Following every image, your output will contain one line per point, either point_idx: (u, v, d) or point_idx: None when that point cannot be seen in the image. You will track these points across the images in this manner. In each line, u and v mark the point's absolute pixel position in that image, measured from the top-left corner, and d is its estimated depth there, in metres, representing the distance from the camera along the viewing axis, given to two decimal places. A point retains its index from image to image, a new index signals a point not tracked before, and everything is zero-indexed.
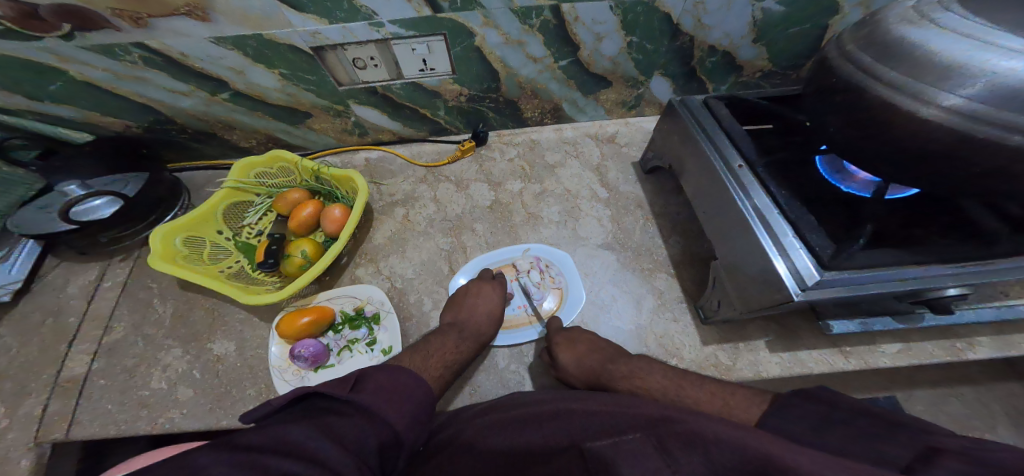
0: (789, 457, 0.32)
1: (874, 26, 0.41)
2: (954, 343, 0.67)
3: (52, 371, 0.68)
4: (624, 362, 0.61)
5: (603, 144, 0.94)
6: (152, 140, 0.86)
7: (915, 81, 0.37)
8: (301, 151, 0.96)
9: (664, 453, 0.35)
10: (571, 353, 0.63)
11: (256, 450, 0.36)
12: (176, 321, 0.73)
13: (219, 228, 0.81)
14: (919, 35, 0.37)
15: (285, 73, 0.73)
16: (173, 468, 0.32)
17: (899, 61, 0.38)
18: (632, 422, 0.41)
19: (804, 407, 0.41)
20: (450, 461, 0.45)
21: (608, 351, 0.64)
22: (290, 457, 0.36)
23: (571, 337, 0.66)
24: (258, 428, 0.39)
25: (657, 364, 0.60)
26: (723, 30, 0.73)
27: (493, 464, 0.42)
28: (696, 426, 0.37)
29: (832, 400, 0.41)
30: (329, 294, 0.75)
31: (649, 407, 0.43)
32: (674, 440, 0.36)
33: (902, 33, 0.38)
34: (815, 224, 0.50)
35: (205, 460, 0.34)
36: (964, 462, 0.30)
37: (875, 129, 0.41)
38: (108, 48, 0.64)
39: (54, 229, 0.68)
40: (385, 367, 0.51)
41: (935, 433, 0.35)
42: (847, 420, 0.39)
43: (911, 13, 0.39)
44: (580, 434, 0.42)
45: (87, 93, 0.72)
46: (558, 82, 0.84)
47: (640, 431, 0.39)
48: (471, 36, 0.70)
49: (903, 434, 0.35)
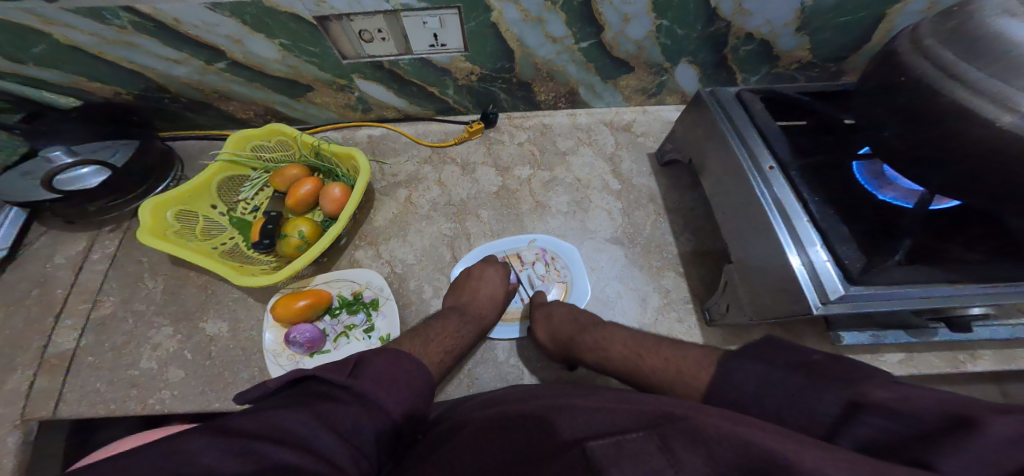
0: (796, 455, 0.28)
1: (963, 17, 0.36)
2: (957, 355, 0.65)
3: (38, 345, 0.66)
4: (590, 332, 0.60)
5: (618, 132, 0.90)
6: (144, 108, 0.82)
7: (1006, 85, 0.33)
8: (302, 125, 0.91)
9: (666, 451, 0.32)
10: (546, 328, 0.65)
11: (249, 436, 0.33)
12: (167, 298, 0.71)
13: (213, 203, 0.78)
14: (1021, 31, 0.32)
15: (287, 44, 0.68)
16: (160, 454, 0.30)
17: (992, 61, 0.34)
18: (636, 420, 0.37)
19: (747, 369, 0.40)
20: (443, 450, 0.42)
21: (580, 319, 0.63)
22: (282, 445, 0.34)
23: (547, 312, 0.67)
24: (252, 413, 0.37)
25: (621, 330, 0.59)
26: (765, 17, 0.68)
27: (493, 450, 0.39)
28: (701, 423, 0.34)
29: (770, 359, 0.39)
30: (326, 277, 0.72)
31: (650, 403, 0.39)
32: (677, 437, 0.33)
33: (999, 29, 0.34)
34: (846, 234, 0.47)
35: (196, 445, 0.31)
36: (882, 417, 0.29)
37: (939, 138, 0.38)
38: (95, 11, 0.59)
39: (38, 197, 0.65)
40: (384, 352, 0.49)
41: (861, 381, 0.33)
42: (783, 378, 0.37)
43: (1012, 3, 0.34)
44: (583, 429, 0.38)
45: (74, 57, 0.67)
46: (577, 64, 0.79)
47: (642, 430, 0.35)
48: (488, 11, 0.65)
49: (830, 386, 0.33)
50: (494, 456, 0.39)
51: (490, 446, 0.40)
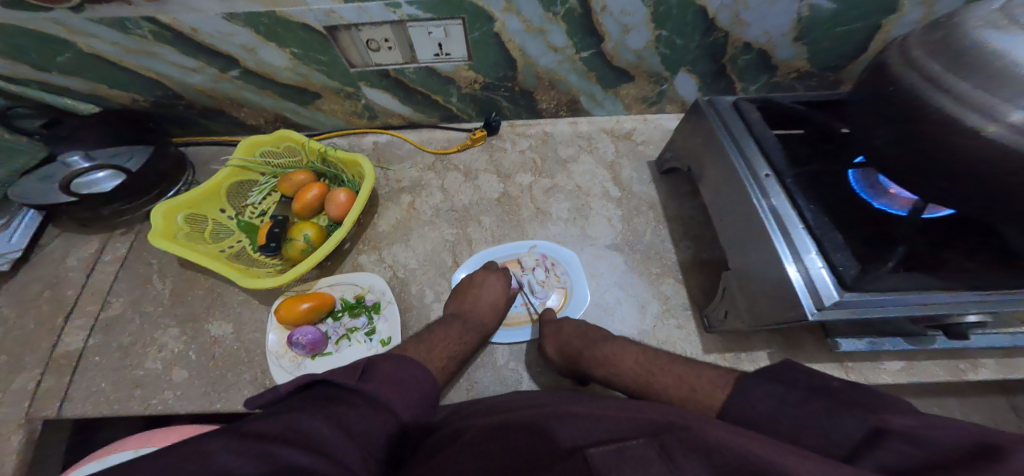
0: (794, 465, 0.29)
1: (949, 28, 0.38)
2: (957, 364, 0.65)
3: (48, 345, 0.67)
4: (599, 347, 0.61)
5: (619, 141, 0.91)
6: (158, 114, 0.84)
7: (989, 95, 0.34)
8: (310, 131, 0.93)
9: (666, 459, 0.33)
10: (555, 341, 0.64)
11: (264, 439, 0.34)
12: (174, 300, 0.72)
13: (222, 207, 0.80)
14: (1003, 42, 0.34)
15: (297, 53, 0.70)
16: (181, 455, 0.31)
17: (975, 71, 0.35)
18: (638, 427, 0.38)
19: (765, 389, 0.40)
20: (444, 453, 0.42)
21: (589, 335, 0.63)
22: (296, 447, 0.34)
23: (555, 328, 0.66)
24: (268, 416, 0.38)
25: (630, 346, 0.60)
26: (762, 28, 0.70)
27: (498, 455, 0.40)
28: (701, 432, 0.34)
29: (790, 382, 0.39)
30: (330, 280, 0.73)
31: (651, 412, 0.40)
32: (677, 445, 0.34)
33: (982, 39, 0.35)
34: (841, 242, 0.48)
35: (214, 446, 0.32)
36: (905, 442, 0.29)
37: (928, 146, 0.39)
38: (118, 21, 0.62)
39: (55, 200, 0.67)
40: (392, 357, 0.50)
41: (884, 412, 0.32)
42: (801, 401, 0.37)
43: (995, 16, 0.36)
44: (586, 436, 0.39)
45: (95, 65, 0.70)
46: (578, 74, 0.80)
47: (643, 437, 0.36)
48: (491, 21, 0.67)
49: (854, 411, 0.33)
50: (498, 459, 0.39)
51: (494, 454, 0.40)
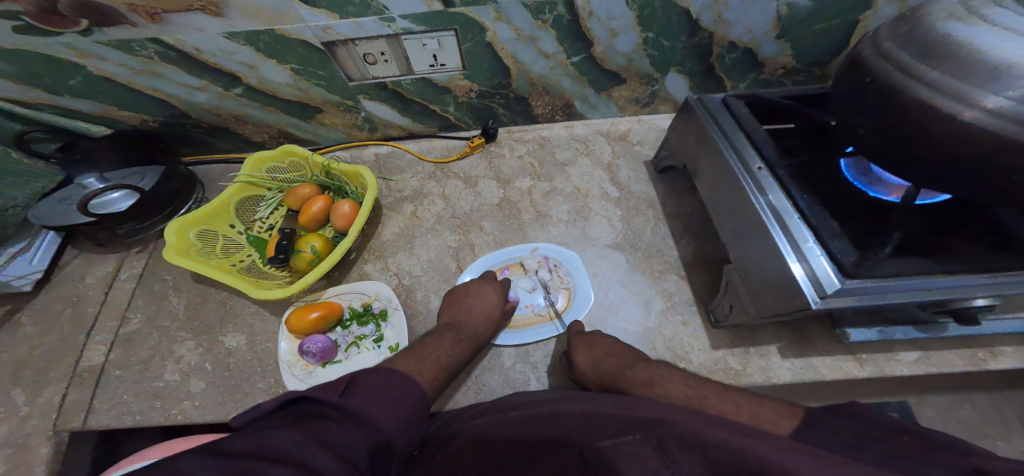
0: (789, 461, 0.31)
1: (915, 22, 0.40)
2: (975, 352, 0.65)
3: (70, 360, 0.70)
4: (642, 368, 0.56)
5: (615, 142, 0.92)
6: (167, 134, 0.87)
7: (960, 82, 0.36)
8: (312, 145, 0.96)
9: (663, 453, 0.34)
10: (588, 357, 0.59)
11: (243, 457, 0.35)
12: (189, 313, 0.74)
13: (231, 223, 0.82)
14: (964, 32, 0.37)
15: (297, 69, 0.73)
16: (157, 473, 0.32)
17: (943, 61, 0.37)
18: (632, 421, 0.39)
19: (841, 424, 0.40)
20: (438, 460, 0.42)
21: (627, 358, 0.59)
22: (274, 463, 0.35)
23: (589, 340, 0.62)
24: (244, 434, 0.38)
25: (677, 372, 0.55)
26: (744, 26, 0.71)
27: (501, 458, 0.40)
28: (696, 427, 0.36)
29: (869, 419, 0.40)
30: (338, 290, 0.75)
31: (641, 408, 0.41)
32: (674, 440, 0.35)
33: (946, 31, 0.37)
34: (837, 229, 0.49)
35: (190, 466, 0.33)
36: None
37: (910, 134, 0.41)
38: (125, 43, 0.65)
39: (73, 220, 0.70)
40: (377, 370, 0.51)
41: (976, 455, 0.34)
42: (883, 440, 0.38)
43: (957, 9, 0.38)
44: (582, 434, 0.40)
45: (105, 87, 0.73)
46: (570, 78, 0.82)
47: (640, 432, 0.37)
48: (483, 31, 0.69)
49: (947, 456, 0.34)
50: (497, 463, 0.39)
51: (494, 457, 0.40)
